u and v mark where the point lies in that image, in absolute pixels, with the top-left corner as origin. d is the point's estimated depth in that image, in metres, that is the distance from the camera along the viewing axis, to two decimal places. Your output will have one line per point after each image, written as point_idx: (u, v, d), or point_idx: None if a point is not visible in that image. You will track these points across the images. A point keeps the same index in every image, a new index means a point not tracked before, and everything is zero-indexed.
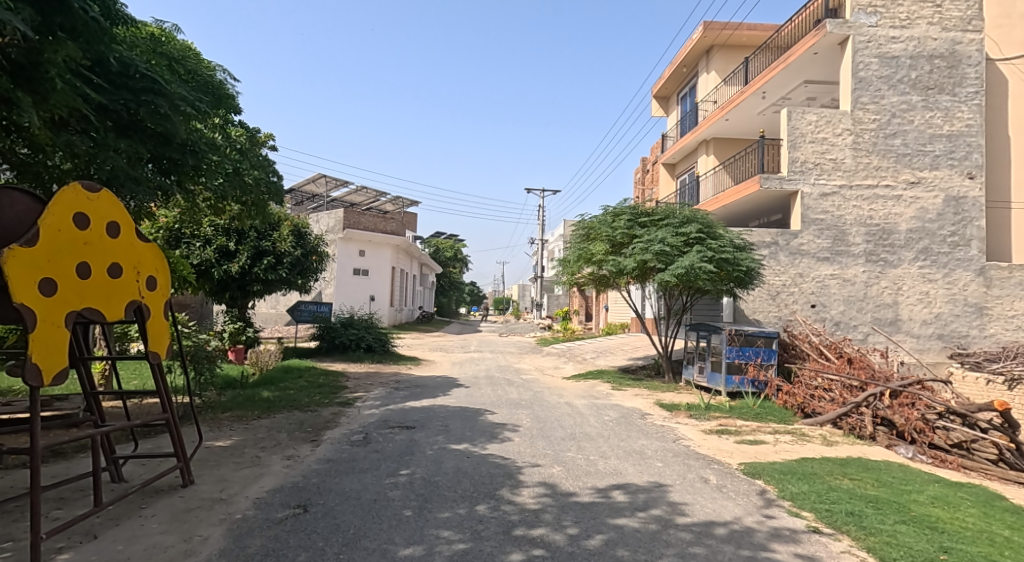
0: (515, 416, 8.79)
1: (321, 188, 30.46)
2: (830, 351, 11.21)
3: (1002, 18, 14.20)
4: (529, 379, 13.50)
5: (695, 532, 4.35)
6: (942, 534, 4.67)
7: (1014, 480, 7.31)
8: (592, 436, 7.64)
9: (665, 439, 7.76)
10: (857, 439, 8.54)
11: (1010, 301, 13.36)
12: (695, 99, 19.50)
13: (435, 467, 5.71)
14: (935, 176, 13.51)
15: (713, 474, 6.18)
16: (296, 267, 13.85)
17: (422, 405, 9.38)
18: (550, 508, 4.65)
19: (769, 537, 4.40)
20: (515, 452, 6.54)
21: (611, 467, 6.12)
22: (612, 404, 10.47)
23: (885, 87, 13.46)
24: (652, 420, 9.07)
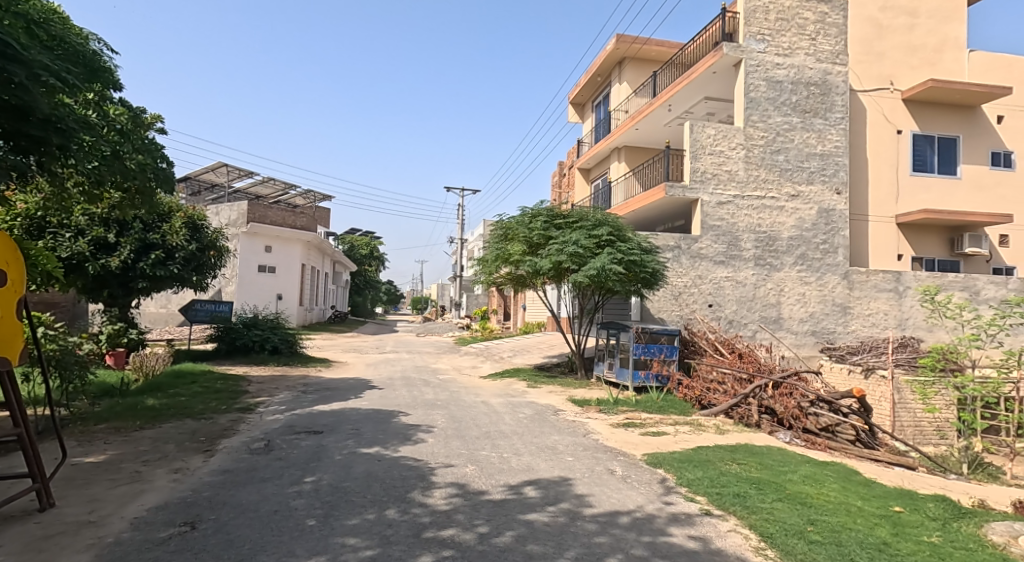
0: (429, 416, 8.97)
1: (221, 178, 28.93)
2: (724, 347, 12.25)
3: (864, 54, 16.14)
4: (446, 379, 13.64)
5: (601, 522, 4.76)
6: (810, 508, 5.41)
7: (869, 456, 8.39)
8: (506, 433, 7.97)
9: (576, 433, 8.26)
10: (745, 427, 9.46)
11: (868, 301, 15.10)
12: (608, 107, 20.48)
13: (343, 472, 5.79)
14: (811, 191, 15.08)
15: (619, 465, 6.69)
16: (189, 263, 13.18)
17: (331, 409, 9.33)
18: (462, 508, 4.91)
19: (667, 522, 4.89)
20: (428, 453, 6.73)
21: (524, 463, 6.47)
22: (527, 401, 10.90)
23: (771, 108, 14.84)
24: (564, 416, 9.54)
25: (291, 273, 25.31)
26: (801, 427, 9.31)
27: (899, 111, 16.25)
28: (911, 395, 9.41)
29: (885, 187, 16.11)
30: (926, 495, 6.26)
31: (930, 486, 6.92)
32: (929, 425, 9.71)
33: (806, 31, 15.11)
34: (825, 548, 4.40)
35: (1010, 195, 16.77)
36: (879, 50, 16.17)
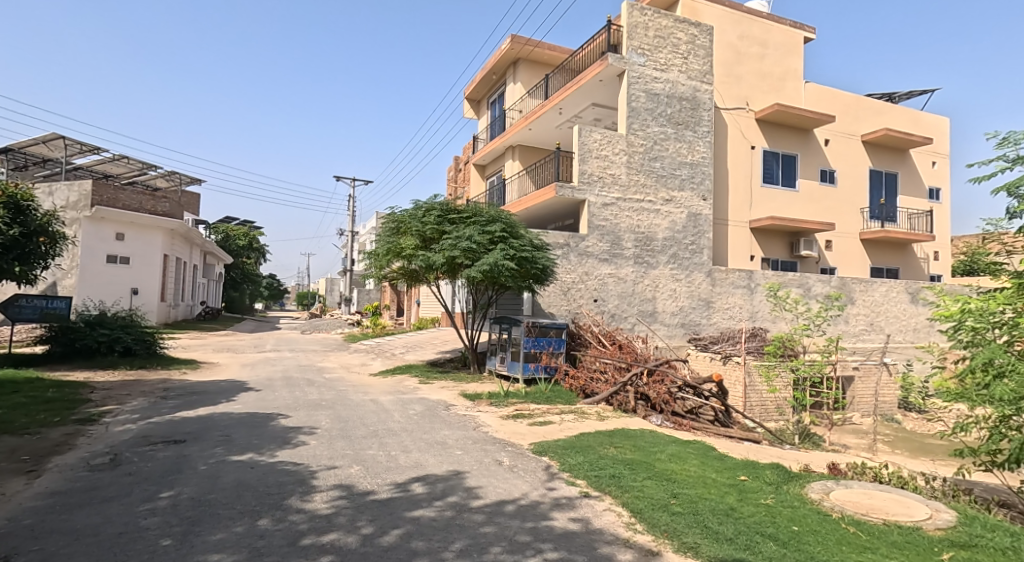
0: (312, 417, 8.79)
1: (57, 151, 25.67)
2: (606, 338, 13.09)
3: (727, 75, 17.91)
4: (331, 378, 13.32)
5: (487, 513, 5.04)
6: (674, 483, 6.09)
7: (724, 434, 9.47)
8: (394, 431, 8.05)
9: (466, 427, 8.53)
10: (623, 413, 10.33)
11: (728, 296, 16.84)
12: (503, 106, 20.97)
13: (208, 484, 5.54)
14: (682, 196, 16.52)
15: (506, 455, 7.05)
16: (10, 251, 11.77)
17: (197, 415, 8.81)
18: (344, 511, 4.95)
19: (550, 507, 5.28)
20: (310, 456, 6.66)
21: (412, 460, 6.61)
22: (418, 397, 11.02)
23: (650, 119, 16.04)
24: (455, 410, 9.80)
25: (148, 264, 23.19)
26: (671, 410, 10.29)
27: (753, 128, 18.24)
28: (758, 378, 10.73)
29: (741, 195, 18.04)
30: (767, 464, 7.25)
31: (774, 457, 7.95)
32: (772, 403, 11.16)
33: (679, 50, 16.50)
34: (685, 517, 5.01)
35: (835, 206, 19.65)
36: (738, 73, 18.05)
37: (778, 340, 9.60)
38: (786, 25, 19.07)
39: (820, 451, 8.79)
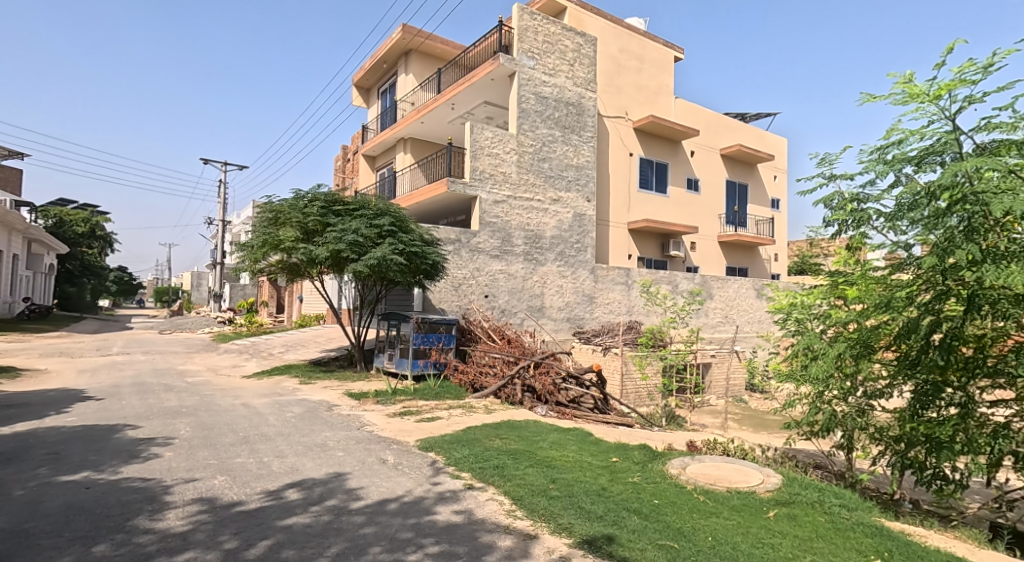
0: (169, 427, 8.14)
1: None
2: (495, 333, 13.44)
3: (609, 84, 19.01)
4: (196, 383, 12.38)
5: (368, 513, 5.06)
6: (554, 469, 6.51)
7: (602, 420, 10.18)
8: (269, 436, 7.74)
9: (350, 427, 8.41)
10: (509, 405, 10.71)
11: (609, 293, 17.90)
12: (393, 96, 20.65)
13: (28, 512, 4.84)
14: (568, 197, 17.30)
15: (391, 453, 7.06)
16: None
17: (19, 431, 7.77)
18: (204, 526, 4.69)
19: (433, 502, 5.41)
20: (163, 469, 6.16)
21: (287, 466, 6.41)
22: (297, 399, 10.62)
23: (538, 121, 16.59)
24: (338, 411, 9.58)
25: None
26: (555, 400, 10.86)
27: (631, 136, 19.52)
28: (633, 367, 11.65)
29: (620, 197, 19.23)
30: (636, 445, 7.95)
31: (644, 438, 8.69)
32: (645, 390, 12.13)
33: (566, 57, 17.25)
34: (561, 500, 5.41)
35: (698, 212, 21.66)
36: (618, 83, 19.22)
37: (650, 332, 11.29)
38: (660, 44, 20.67)
39: (682, 431, 9.75)
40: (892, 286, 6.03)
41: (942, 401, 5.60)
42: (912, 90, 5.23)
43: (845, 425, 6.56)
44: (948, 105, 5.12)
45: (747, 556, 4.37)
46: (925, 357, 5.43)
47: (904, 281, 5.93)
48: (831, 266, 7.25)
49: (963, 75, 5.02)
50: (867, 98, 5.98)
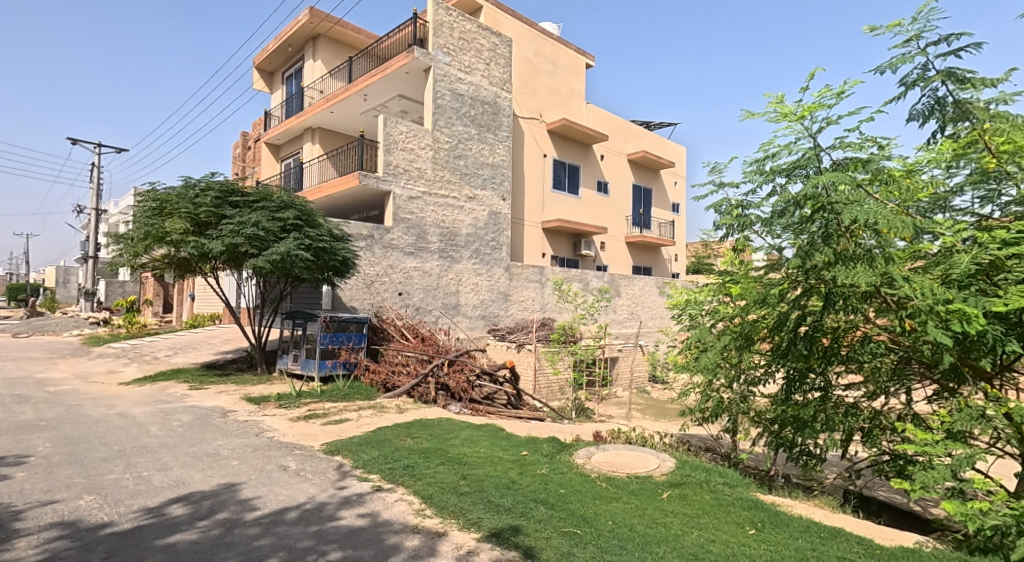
0: (26, 444, 7.31)
1: None
2: (409, 331, 13.26)
3: (524, 85, 19.27)
4: (64, 393, 11.21)
5: (264, 524, 4.83)
6: (465, 465, 6.54)
7: (515, 415, 10.33)
8: (149, 448, 7.17)
9: (247, 434, 7.97)
10: (423, 404, 10.59)
11: (523, 290, 18.16)
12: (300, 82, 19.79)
13: None
14: (484, 195, 17.37)
15: (292, 460, 6.78)
16: None
17: None
18: (67, 553, 4.27)
19: (336, 507, 5.26)
20: (16, 493, 5.52)
21: (171, 479, 5.98)
22: (186, 406, 9.91)
23: (453, 118, 16.51)
24: (234, 418, 9.05)
25: None
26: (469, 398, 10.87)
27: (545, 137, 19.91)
28: (546, 362, 11.93)
29: (535, 197, 19.56)
30: (546, 438, 8.22)
31: (555, 432, 8.99)
32: (557, 384, 12.45)
33: (482, 56, 17.33)
34: (471, 496, 5.46)
35: (608, 214, 22.51)
36: (533, 85, 19.52)
37: (562, 329, 11.46)
38: (572, 50, 21.25)
39: (590, 423, 10.09)
40: (765, 284, 6.94)
41: (806, 386, 6.55)
42: (783, 110, 5.68)
43: (731, 409, 7.69)
44: (811, 125, 5.59)
45: (642, 536, 4.67)
46: (793, 346, 6.30)
47: (773, 279, 6.86)
48: (719, 266, 8.20)
49: (820, 100, 5.51)
50: (745, 114, 6.32)
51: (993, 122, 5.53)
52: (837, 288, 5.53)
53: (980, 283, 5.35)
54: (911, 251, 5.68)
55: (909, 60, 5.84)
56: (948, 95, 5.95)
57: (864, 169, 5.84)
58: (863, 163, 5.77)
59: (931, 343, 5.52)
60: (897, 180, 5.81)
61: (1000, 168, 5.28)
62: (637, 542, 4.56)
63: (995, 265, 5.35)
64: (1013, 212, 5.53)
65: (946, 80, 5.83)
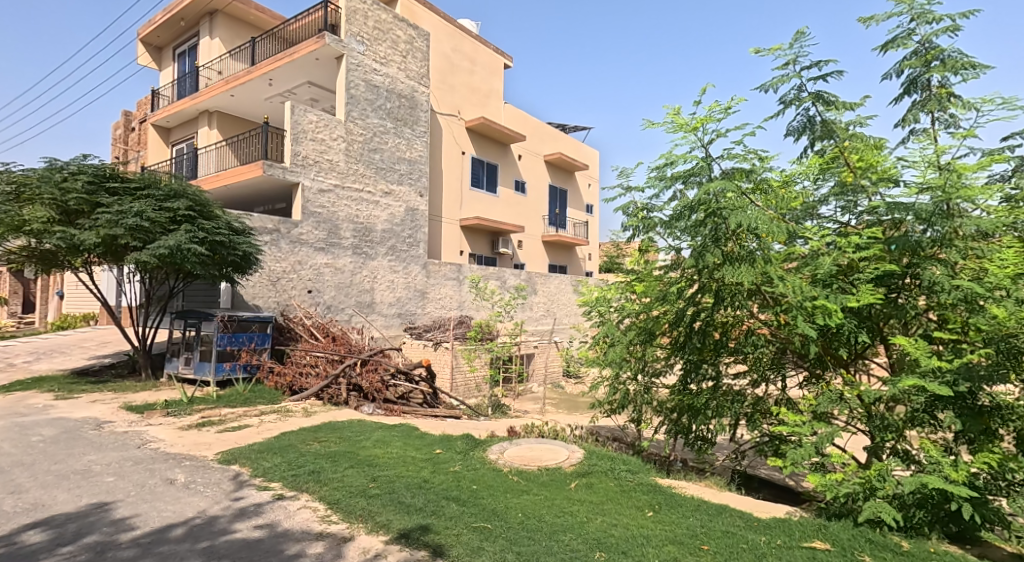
0: None
1: None
2: (318, 331, 12.74)
3: (442, 82, 19.08)
4: None
5: (144, 544, 4.42)
6: (375, 466, 6.35)
7: (431, 413, 10.20)
8: (3, 468, 6.38)
9: (126, 447, 7.28)
10: (333, 405, 10.20)
11: (440, 288, 17.94)
12: (194, 60, 18.47)
13: None
14: (400, 190, 17.00)
15: (180, 472, 6.26)
16: None
17: None
18: None
19: (230, 520, 4.90)
20: None
21: (32, 501, 5.34)
22: (53, 418, 8.92)
23: (368, 109, 16.02)
24: (111, 429, 8.24)
25: None
26: (383, 398, 10.62)
27: (464, 135, 19.79)
28: (462, 360, 11.85)
29: (453, 195, 19.42)
30: (461, 435, 8.21)
31: (470, 428, 8.98)
32: (473, 381, 12.42)
33: (398, 48, 16.95)
34: (381, 498, 5.31)
35: (526, 213, 22.78)
36: (450, 82, 19.38)
37: (479, 326, 11.64)
38: (490, 50, 21.29)
39: (505, 419, 10.16)
40: (665, 283, 7.42)
41: (700, 376, 7.23)
42: (679, 121, 5.92)
43: (635, 401, 8.24)
44: (703, 136, 5.88)
45: (550, 525, 4.91)
46: (689, 340, 7.05)
47: (672, 278, 7.32)
48: (627, 267, 8.44)
49: (711, 114, 5.80)
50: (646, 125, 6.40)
51: (850, 142, 6.26)
52: (723, 286, 6.16)
53: (840, 282, 5.96)
54: (785, 253, 6.21)
55: (787, 81, 6.14)
56: (818, 114, 6.43)
57: (748, 179, 6.23)
58: (747, 173, 6.19)
59: (801, 335, 6.11)
60: (774, 190, 6.39)
61: (858, 182, 5.96)
62: (545, 531, 4.77)
63: (851, 267, 6.01)
64: (867, 220, 6.01)
65: (815, 103, 6.43)
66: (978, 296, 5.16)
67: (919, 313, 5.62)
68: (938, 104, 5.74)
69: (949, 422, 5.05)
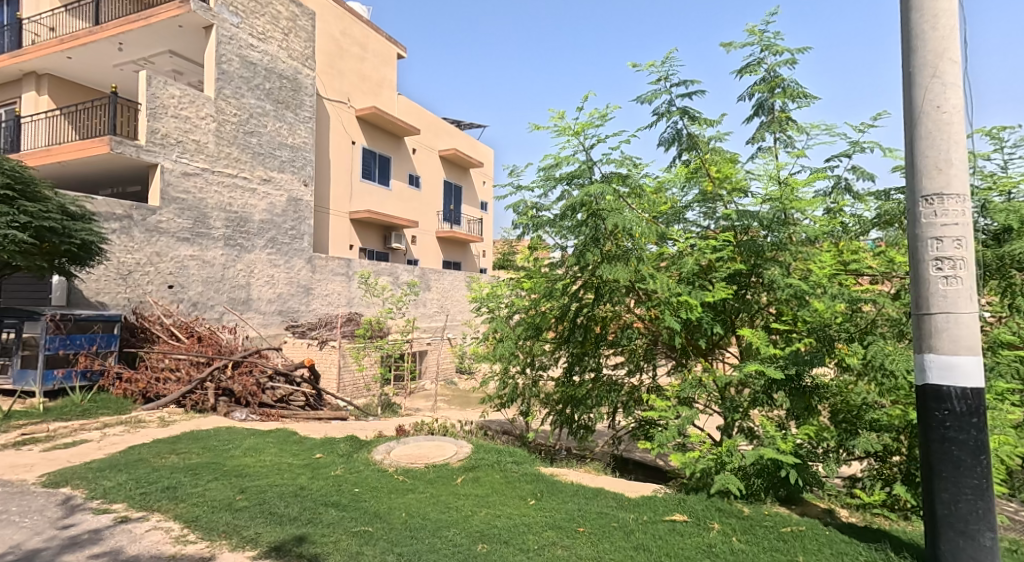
0: None
1: None
2: (182, 331, 11.80)
3: (328, 67, 18.32)
4: None
5: None
6: (241, 478, 6.16)
7: (313, 417, 9.79)
8: None
9: None
10: (198, 413, 9.45)
11: (326, 283, 17.19)
12: (16, 13, 16.10)
13: None
14: (282, 178, 16.07)
15: None
16: None
17: None
18: None
19: (57, 552, 4.44)
20: None
21: None
22: None
23: (244, 88, 14.95)
24: None
25: None
26: (258, 402, 10.03)
27: (354, 125, 19.20)
28: (350, 359, 11.61)
29: (341, 187, 18.73)
30: (342, 438, 8.08)
31: (355, 429, 8.83)
32: (362, 381, 12.17)
33: (279, 24, 16.04)
34: (249, 510, 5.17)
35: (418, 208, 22.52)
36: (338, 67, 18.65)
37: (369, 323, 11.22)
38: (383, 37, 20.80)
39: (394, 417, 10.09)
40: (551, 279, 7.70)
41: (583, 368, 7.68)
42: (562, 126, 6.19)
43: (524, 394, 8.52)
44: (585, 140, 6.21)
45: (433, 522, 4.97)
46: (573, 334, 7.51)
47: (557, 274, 7.63)
48: (517, 263, 8.66)
49: (590, 120, 6.14)
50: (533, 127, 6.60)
51: (710, 155, 6.96)
52: (601, 281, 6.60)
53: (701, 280, 6.58)
54: (657, 254, 6.72)
55: (659, 96, 6.67)
56: (685, 129, 6.99)
57: (624, 183, 6.77)
58: (624, 178, 6.75)
59: (668, 328, 6.69)
60: (647, 194, 6.90)
61: (717, 192, 6.59)
62: (427, 528, 4.82)
63: (709, 266, 6.63)
64: (723, 225, 6.63)
65: (682, 117, 7.05)
66: (804, 293, 5.88)
67: (761, 306, 6.40)
68: (778, 126, 6.76)
69: (780, 400, 5.88)
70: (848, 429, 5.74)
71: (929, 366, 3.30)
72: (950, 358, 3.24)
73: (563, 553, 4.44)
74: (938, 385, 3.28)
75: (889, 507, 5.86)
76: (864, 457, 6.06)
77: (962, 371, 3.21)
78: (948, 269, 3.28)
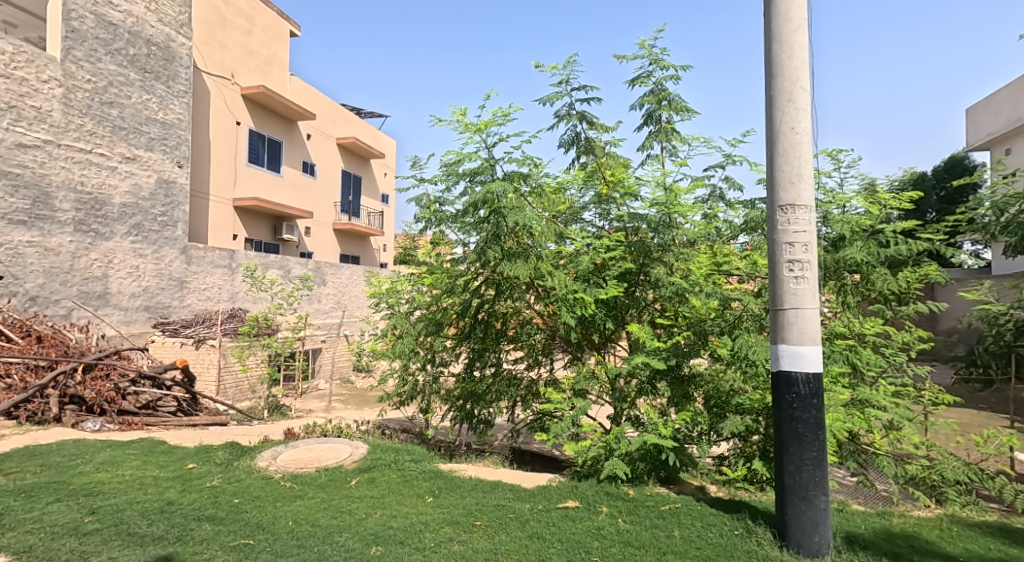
0: None
1: None
2: (13, 331, 10.10)
3: (207, 37, 16.52)
4: None
5: None
6: (88, 497, 5.38)
7: (186, 423, 8.89)
8: None
9: None
10: (37, 425, 8.00)
11: (204, 277, 15.34)
12: None
13: None
14: (149, 157, 14.20)
15: None
16: None
17: None
18: None
19: None
20: None
21: None
22: None
23: (100, 51, 13.02)
24: None
25: None
26: (116, 409, 8.87)
27: (238, 103, 17.51)
28: (232, 359, 10.84)
29: (222, 170, 16.98)
30: (222, 445, 7.41)
31: (237, 436, 8.11)
32: (245, 383, 11.46)
33: None
34: (101, 533, 4.55)
35: (311, 196, 21.04)
36: (218, 39, 16.89)
37: (253, 321, 10.35)
38: (273, 12, 19.24)
39: (283, 420, 9.51)
40: (452, 275, 7.62)
41: (484, 364, 7.66)
42: (465, 122, 6.23)
43: (424, 391, 8.40)
44: (487, 137, 6.29)
45: (324, 529, 4.73)
46: (473, 330, 7.49)
47: (459, 270, 7.53)
48: (419, 257, 8.55)
49: (493, 118, 6.26)
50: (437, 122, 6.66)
51: (605, 159, 7.35)
52: (502, 278, 6.66)
53: (594, 277, 6.91)
54: (555, 251, 6.91)
55: (560, 97, 6.95)
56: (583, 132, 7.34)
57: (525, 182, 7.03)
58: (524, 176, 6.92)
59: (564, 323, 6.98)
60: (547, 193, 7.11)
61: (610, 194, 6.93)
62: (318, 536, 4.59)
63: (602, 265, 6.96)
64: (616, 226, 7.03)
65: (581, 121, 7.36)
66: (684, 291, 6.52)
67: (647, 303, 6.92)
68: (665, 136, 7.31)
69: (662, 390, 6.42)
70: (718, 413, 6.32)
71: (782, 355, 4.19)
72: (798, 350, 4.14)
73: (460, 547, 4.46)
74: (789, 371, 4.17)
75: (749, 481, 6.59)
76: (730, 438, 6.71)
77: (806, 359, 4.12)
78: (798, 271, 4.16)
